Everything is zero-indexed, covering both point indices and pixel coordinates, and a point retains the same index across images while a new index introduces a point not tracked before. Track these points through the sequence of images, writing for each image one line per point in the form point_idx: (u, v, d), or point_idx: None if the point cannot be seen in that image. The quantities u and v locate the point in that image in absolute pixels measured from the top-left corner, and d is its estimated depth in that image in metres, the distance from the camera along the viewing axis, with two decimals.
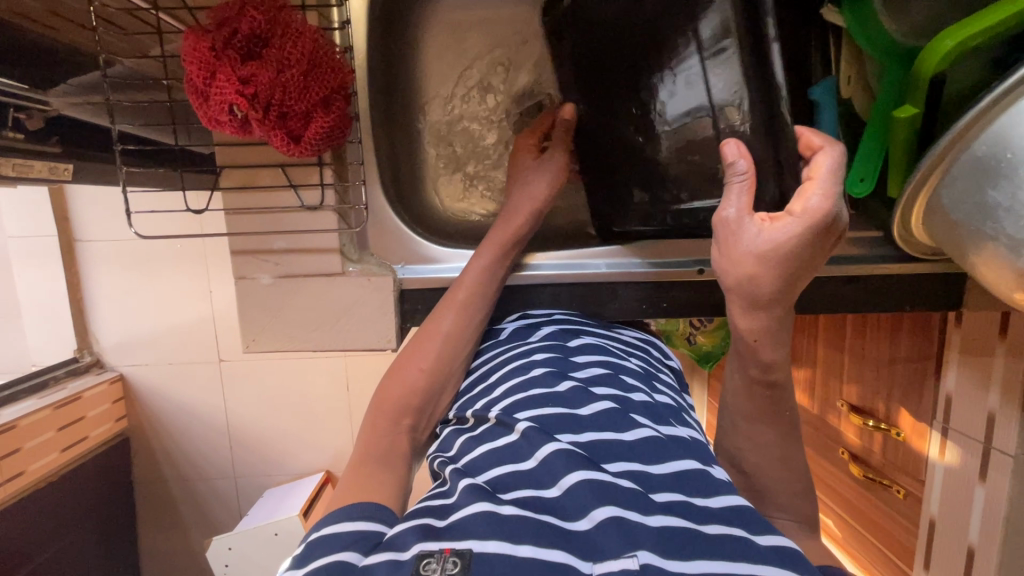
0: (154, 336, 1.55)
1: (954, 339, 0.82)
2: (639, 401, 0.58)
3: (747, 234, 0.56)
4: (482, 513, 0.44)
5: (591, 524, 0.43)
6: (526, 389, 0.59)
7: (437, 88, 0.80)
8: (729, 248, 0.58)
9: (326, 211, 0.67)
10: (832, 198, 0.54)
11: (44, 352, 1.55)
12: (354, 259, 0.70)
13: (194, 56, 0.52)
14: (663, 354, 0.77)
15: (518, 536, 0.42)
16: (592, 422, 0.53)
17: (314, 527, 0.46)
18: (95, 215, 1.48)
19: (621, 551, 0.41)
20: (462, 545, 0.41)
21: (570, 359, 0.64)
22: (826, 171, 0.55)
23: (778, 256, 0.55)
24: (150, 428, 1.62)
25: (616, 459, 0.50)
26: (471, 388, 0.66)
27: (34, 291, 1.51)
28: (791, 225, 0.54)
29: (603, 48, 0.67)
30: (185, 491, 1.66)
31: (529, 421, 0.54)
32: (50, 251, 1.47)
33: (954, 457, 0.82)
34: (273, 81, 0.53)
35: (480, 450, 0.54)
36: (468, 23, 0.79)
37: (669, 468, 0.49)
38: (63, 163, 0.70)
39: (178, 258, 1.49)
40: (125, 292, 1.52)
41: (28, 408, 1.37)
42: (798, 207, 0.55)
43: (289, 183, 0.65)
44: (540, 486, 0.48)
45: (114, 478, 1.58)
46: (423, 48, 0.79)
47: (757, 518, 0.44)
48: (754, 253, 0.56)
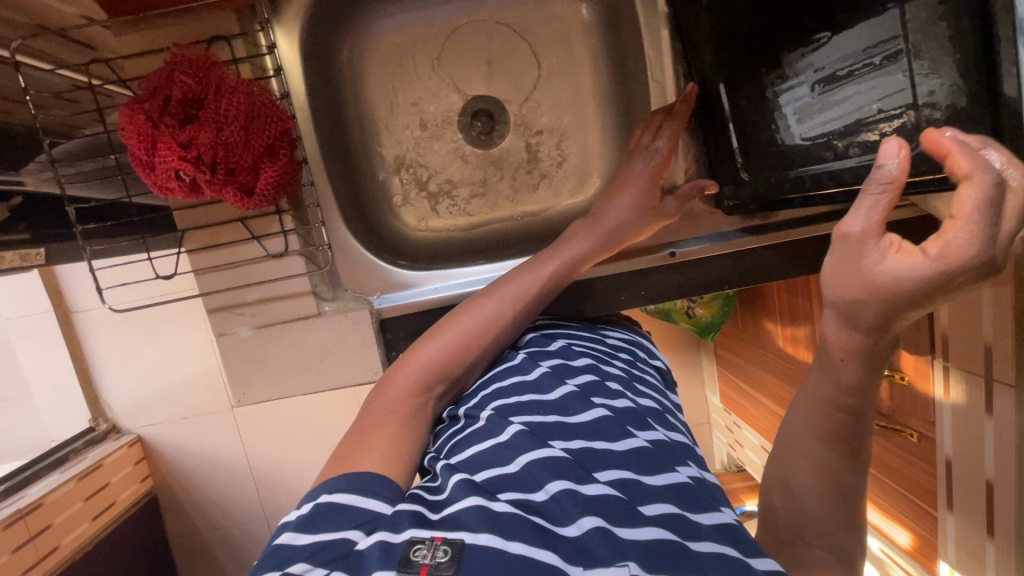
0: (162, 394, 1.57)
1: None
2: (625, 407, 0.58)
3: (861, 260, 0.46)
4: (475, 507, 0.46)
5: (580, 532, 0.44)
6: (515, 394, 0.60)
7: (387, 113, 0.80)
8: (850, 267, 0.47)
9: (292, 256, 0.68)
10: (982, 241, 0.41)
11: (60, 426, 1.57)
12: (328, 297, 0.71)
13: (132, 128, 0.52)
14: (649, 354, 0.76)
15: (509, 533, 0.43)
16: (584, 429, 0.54)
17: (330, 486, 0.48)
18: (84, 285, 1.49)
19: (611, 560, 0.42)
20: (454, 535, 0.43)
21: (569, 365, 0.64)
22: (967, 205, 0.41)
23: (897, 293, 0.45)
24: (174, 484, 1.64)
25: (608, 467, 0.50)
26: (496, 377, 0.64)
27: (39, 367, 1.53)
28: (919, 267, 0.43)
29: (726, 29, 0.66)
30: (219, 541, 1.69)
31: (521, 425, 0.55)
32: (49, 328, 1.49)
33: (959, 394, 0.82)
34: (212, 142, 0.53)
35: (469, 448, 0.54)
36: (405, 44, 0.79)
37: (660, 481, 0.49)
38: (35, 249, 0.69)
39: (168, 315, 1.50)
40: (129, 356, 1.54)
41: (53, 483, 1.40)
42: (933, 248, 0.43)
43: (251, 236, 0.66)
44: (528, 490, 0.48)
45: (148, 538, 1.60)
46: (364, 78, 0.79)
47: (743, 538, 0.46)
48: (869, 283, 0.46)
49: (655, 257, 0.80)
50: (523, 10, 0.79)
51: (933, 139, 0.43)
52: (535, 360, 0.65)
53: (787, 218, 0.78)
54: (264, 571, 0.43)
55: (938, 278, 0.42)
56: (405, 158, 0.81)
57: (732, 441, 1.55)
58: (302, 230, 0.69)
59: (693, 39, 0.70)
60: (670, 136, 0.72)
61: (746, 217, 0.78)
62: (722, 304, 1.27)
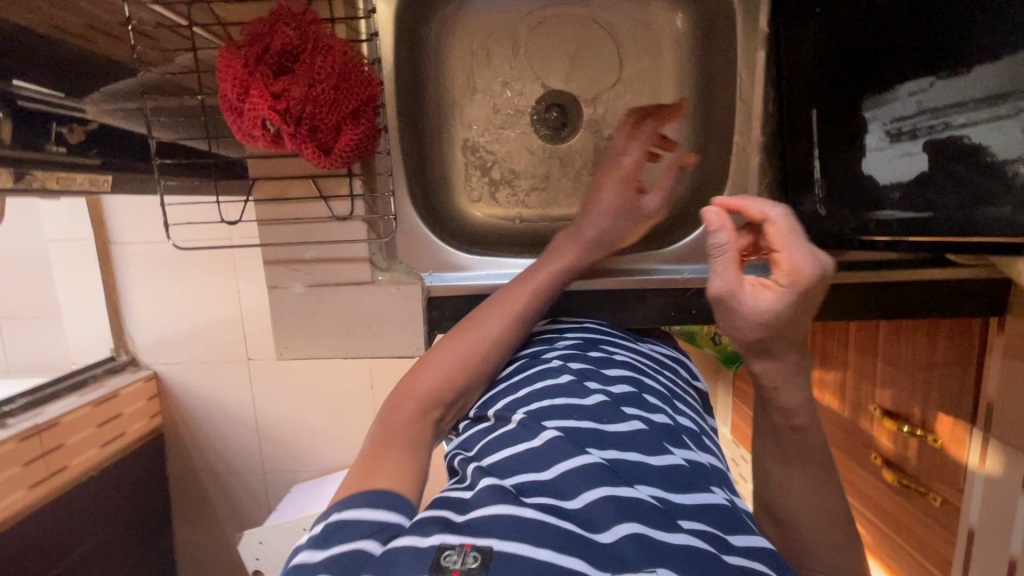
0: (184, 336, 1.59)
1: (996, 343, 0.80)
2: (662, 423, 0.58)
3: (741, 310, 0.52)
4: (506, 515, 0.45)
5: (612, 538, 0.44)
6: (550, 398, 0.60)
7: (463, 94, 0.80)
8: (741, 319, 0.52)
9: (355, 221, 0.68)
10: (815, 254, 0.50)
11: (83, 351, 1.61)
12: (383, 268, 0.72)
13: (228, 72, 0.52)
14: (691, 374, 0.75)
15: (540, 540, 0.42)
16: (622, 439, 0.54)
17: (356, 502, 0.47)
18: (126, 219, 1.52)
19: (641, 566, 0.41)
20: (483, 542, 0.42)
21: (603, 374, 0.64)
22: (787, 236, 0.52)
23: (775, 328, 0.52)
24: (182, 425, 1.67)
25: (643, 481, 0.50)
26: (530, 380, 0.64)
27: (72, 292, 1.57)
28: (783, 299, 0.51)
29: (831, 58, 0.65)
30: (216, 488, 1.72)
31: (556, 431, 0.54)
32: (89, 254, 1.53)
33: (995, 466, 0.81)
34: (306, 94, 0.54)
35: (502, 452, 0.54)
36: (492, 27, 0.79)
37: (693, 501, 0.49)
38: (103, 175, 0.71)
39: (202, 260, 1.53)
40: (159, 294, 1.57)
41: (69, 405, 1.43)
42: (784, 276, 0.51)
43: (320, 194, 0.67)
44: (560, 497, 0.48)
45: (150, 473, 1.64)
46: (447, 54, 0.79)
47: (779, 563, 0.45)
48: (759, 325, 0.52)
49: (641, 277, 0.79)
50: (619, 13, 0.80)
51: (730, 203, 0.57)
52: (572, 365, 0.65)
53: None
54: None
55: (799, 295, 0.50)
56: (471, 141, 0.81)
57: (736, 474, 1.53)
58: (369, 197, 0.69)
59: None
60: (644, 135, 0.74)
61: None
62: None
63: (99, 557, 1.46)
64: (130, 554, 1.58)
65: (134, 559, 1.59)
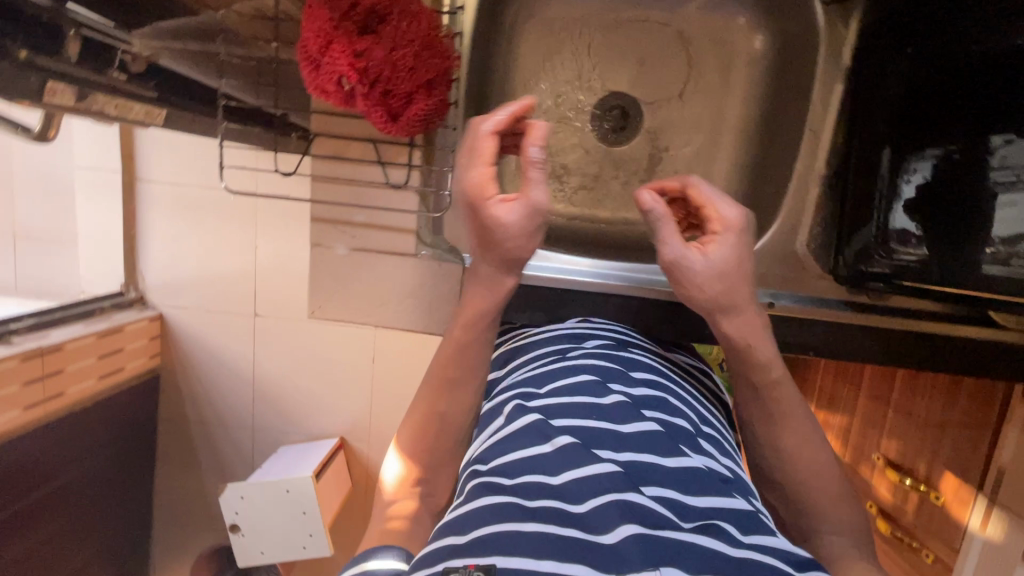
0: (196, 281, 1.59)
1: (1018, 412, 0.80)
2: (680, 426, 0.58)
3: (698, 262, 0.68)
4: (508, 532, 0.44)
5: (617, 539, 0.44)
6: (569, 396, 0.59)
7: (529, 85, 0.84)
8: (705, 270, 0.68)
9: (410, 194, 0.77)
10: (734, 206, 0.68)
11: (93, 281, 1.61)
12: (427, 241, 0.79)
13: (314, 23, 0.52)
14: (717, 386, 0.75)
15: (540, 552, 0.42)
16: (635, 440, 0.54)
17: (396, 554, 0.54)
18: (157, 156, 1.51)
19: (643, 566, 0.42)
20: (486, 560, 0.42)
21: (624, 373, 0.64)
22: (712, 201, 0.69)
23: (722, 272, 0.68)
24: (180, 369, 1.67)
25: (653, 482, 0.50)
26: (551, 379, 0.63)
27: (91, 221, 1.56)
28: (718, 244, 0.68)
29: (912, 102, 0.68)
30: (202, 436, 1.72)
31: (569, 434, 0.54)
32: (116, 186, 1.53)
33: (997, 532, 0.81)
34: (387, 56, 0.54)
35: (511, 455, 0.54)
36: (566, 27, 0.83)
37: (705, 503, 0.49)
38: (158, 108, 0.75)
39: (226, 208, 1.53)
40: (177, 236, 1.56)
41: (74, 332, 1.43)
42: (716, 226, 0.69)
43: (378, 160, 0.75)
44: (568, 500, 0.48)
45: (142, 411, 1.64)
46: (518, 45, 0.83)
47: (798, 560, 0.46)
48: (712, 270, 0.68)
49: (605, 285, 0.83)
50: (704, 34, 0.84)
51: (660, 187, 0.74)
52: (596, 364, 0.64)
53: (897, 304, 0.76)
54: None
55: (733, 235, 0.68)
56: (528, 130, 0.83)
57: None
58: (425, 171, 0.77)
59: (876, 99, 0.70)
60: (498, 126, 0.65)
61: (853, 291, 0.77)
62: None
63: (81, 486, 1.46)
64: (110, 488, 1.57)
65: (114, 494, 1.59)
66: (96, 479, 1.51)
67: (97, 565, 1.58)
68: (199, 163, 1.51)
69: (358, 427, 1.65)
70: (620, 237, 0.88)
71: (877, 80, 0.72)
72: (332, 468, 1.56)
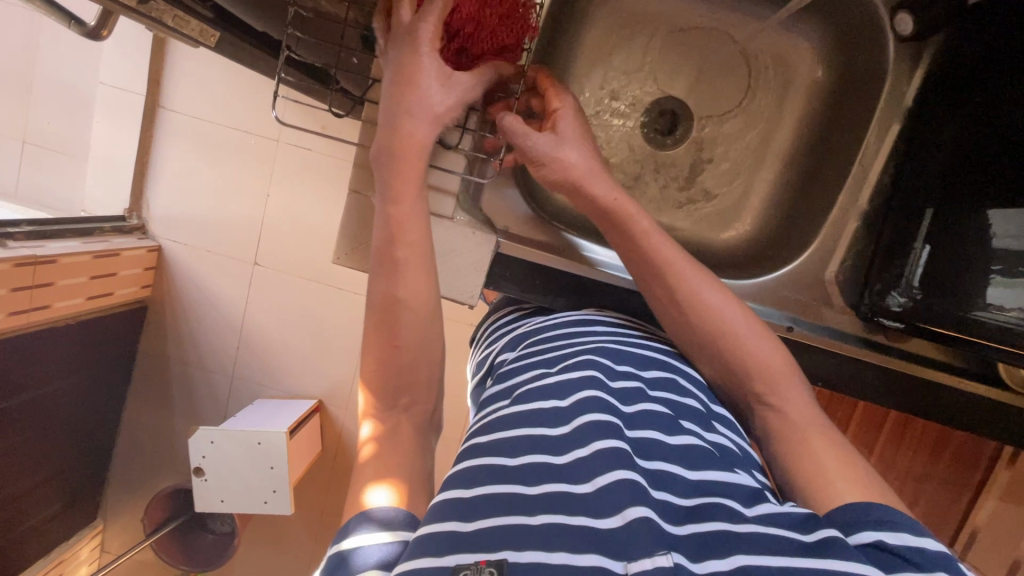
0: (203, 218, 1.56)
1: (1001, 478, 0.85)
2: (691, 407, 0.59)
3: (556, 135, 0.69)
4: (515, 525, 0.44)
5: (622, 522, 0.44)
6: (581, 371, 0.58)
7: (586, 74, 0.85)
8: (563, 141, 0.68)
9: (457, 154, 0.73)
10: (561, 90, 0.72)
11: (97, 201, 1.57)
12: (463, 209, 0.77)
13: None
14: None
15: (552, 544, 0.42)
16: (642, 420, 0.55)
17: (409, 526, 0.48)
18: (185, 86, 1.49)
19: (655, 549, 0.42)
20: (497, 555, 0.42)
21: (634, 357, 0.64)
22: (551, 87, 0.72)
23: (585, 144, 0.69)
24: (170, 304, 1.64)
25: (658, 455, 0.51)
26: (563, 356, 0.63)
27: (106, 140, 1.53)
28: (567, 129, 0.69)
29: (954, 145, 0.68)
30: (181, 375, 1.69)
31: (579, 415, 0.53)
32: (137, 110, 1.50)
33: None
34: (471, 18, 0.62)
35: (517, 430, 0.53)
36: (633, 23, 0.85)
37: (704, 477, 0.50)
38: (213, 30, 0.75)
39: (246, 150, 1.50)
40: (190, 169, 1.53)
41: (71, 248, 1.40)
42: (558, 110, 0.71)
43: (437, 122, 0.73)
44: (573, 482, 0.48)
45: (124, 340, 1.61)
46: (584, 34, 0.84)
47: (806, 520, 0.47)
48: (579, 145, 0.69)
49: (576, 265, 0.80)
50: (765, 56, 0.85)
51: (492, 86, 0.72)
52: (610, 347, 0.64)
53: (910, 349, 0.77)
54: None
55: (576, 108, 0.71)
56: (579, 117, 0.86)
57: None
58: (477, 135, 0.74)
59: (929, 145, 0.70)
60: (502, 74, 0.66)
61: (872, 328, 0.78)
62: None
63: (51, 404, 1.43)
64: (78, 412, 1.54)
65: (81, 419, 1.56)
66: (66, 400, 1.48)
67: (53, 488, 1.54)
68: (227, 101, 1.48)
69: (340, 391, 1.64)
70: None
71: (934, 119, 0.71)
72: (308, 426, 1.55)
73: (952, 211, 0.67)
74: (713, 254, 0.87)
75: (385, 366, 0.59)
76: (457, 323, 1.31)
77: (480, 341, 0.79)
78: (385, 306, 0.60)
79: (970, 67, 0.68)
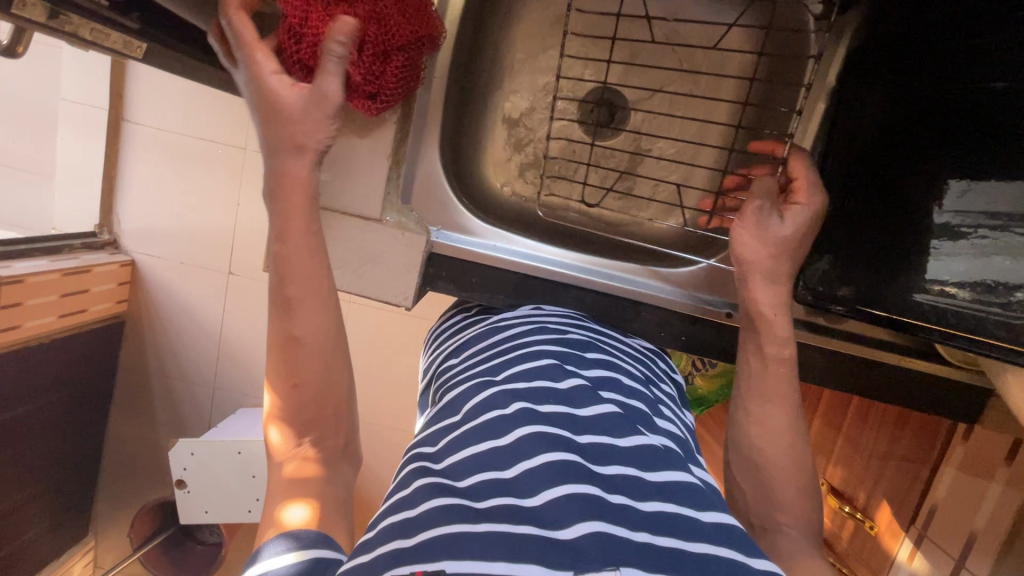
0: (173, 231, 1.55)
1: (957, 453, 0.84)
2: (637, 407, 0.58)
3: (774, 219, 0.68)
4: (455, 533, 0.42)
5: (574, 534, 0.42)
6: (527, 377, 0.58)
7: (517, 72, 0.88)
8: (769, 228, 0.68)
9: (382, 157, 0.74)
10: (818, 188, 0.70)
11: (65, 218, 1.55)
12: (395, 210, 0.78)
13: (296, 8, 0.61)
14: (668, 367, 0.76)
15: (493, 553, 0.40)
16: (593, 424, 0.53)
17: (318, 543, 0.48)
18: (146, 98, 1.47)
19: (603, 564, 0.40)
20: (435, 566, 0.40)
21: (581, 357, 0.64)
22: (804, 169, 0.71)
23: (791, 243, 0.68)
24: (146, 318, 1.63)
25: (613, 461, 0.50)
26: (507, 363, 0.62)
27: (69, 155, 1.51)
28: (802, 214, 0.68)
29: (890, 117, 0.66)
30: (162, 388, 1.69)
31: (525, 423, 0.52)
32: (98, 123, 1.48)
33: (921, 564, 0.86)
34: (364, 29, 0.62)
35: (465, 452, 0.51)
36: (560, 18, 0.86)
37: (661, 479, 0.49)
38: (139, 42, 0.74)
39: (212, 159, 1.49)
40: (157, 181, 1.52)
41: (39, 266, 1.37)
42: (801, 198, 0.70)
43: (367, 130, 0.73)
44: (521, 495, 0.46)
45: (102, 356, 1.60)
46: (509, 31, 0.87)
47: (745, 540, 0.46)
48: (785, 237, 0.68)
49: (510, 263, 0.78)
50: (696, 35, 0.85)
51: (757, 145, 0.77)
52: (550, 349, 0.63)
53: (851, 330, 0.78)
54: None
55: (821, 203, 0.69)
56: (514, 115, 0.90)
57: None
58: (399, 138, 0.76)
59: (854, 120, 0.71)
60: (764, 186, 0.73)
61: (811, 311, 0.79)
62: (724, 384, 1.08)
63: (31, 424, 1.41)
64: (59, 430, 1.52)
65: (62, 437, 1.54)
66: (47, 418, 1.46)
67: (38, 508, 1.53)
68: (187, 109, 1.47)
69: None
70: (591, 235, 0.89)
71: (865, 87, 0.70)
72: None
73: (887, 190, 0.66)
74: (656, 242, 0.89)
75: (310, 373, 0.59)
76: (424, 323, 1.31)
77: (431, 342, 0.79)
78: (321, 312, 0.61)
79: (890, 38, 0.67)
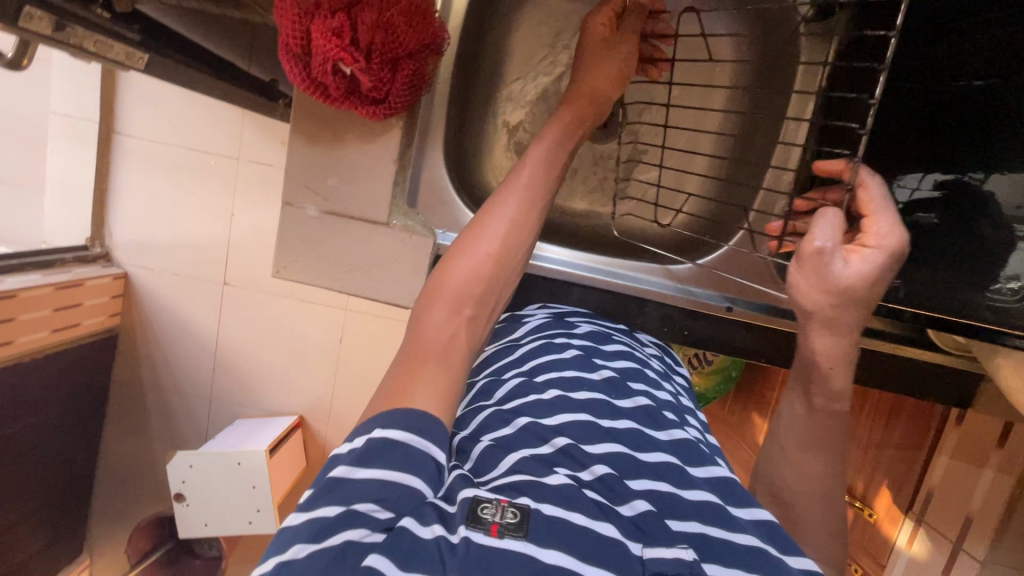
0: (169, 242, 1.54)
1: (950, 439, 0.86)
2: (666, 399, 0.60)
3: (835, 269, 0.59)
4: (526, 479, 0.45)
5: (634, 512, 0.45)
6: (557, 368, 0.59)
7: (516, 75, 0.90)
8: (826, 279, 0.60)
9: (387, 163, 0.75)
10: (897, 227, 0.60)
11: (57, 231, 1.54)
12: (399, 215, 0.79)
13: (293, 26, 0.61)
14: (675, 361, 0.77)
15: (572, 504, 0.43)
16: (631, 414, 0.55)
17: (381, 423, 0.44)
18: (140, 109, 1.47)
19: (672, 542, 0.44)
20: (520, 498, 0.43)
21: (604, 350, 0.65)
22: (880, 204, 0.61)
23: (854, 292, 0.60)
24: (142, 331, 1.62)
25: (655, 449, 0.52)
26: (533, 354, 0.63)
27: (60, 168, 1.50)
28: (872, 259, 0.59)
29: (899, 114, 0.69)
30: (158, 402, 1.67)
31: (568, 410, 0.53)
32: (91, 136, 1.47)
33: (921, 549, 0.89)
34: (369, 39, 0.62)
35: (518, 416, 0.53)
36: (558, 20, 0.88)
37: (706, 472, 0.52)
38: (140, 54, 0.75)
39: (208, 169, 1.49)
40: (151, 193, 1.51)
41: (31, 281, 1.35)
42: (873, 240, 0.60)
43: (372, 137, 0.74)
44: (573, 466, 0.48)
45: (96, 370, 1.57)
46: (510, 35, 0.89)
47: (782, 532, 0.48)
48: (845, 287, 0.60)
49: None
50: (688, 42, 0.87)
51: (824, 168, 0.65)
52: (573, 342, 0.65)
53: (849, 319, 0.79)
54: (327, 501, 0.41)
55: (893, 253, 0.59)
56: (513, 120, 0.91)
57: None
58: (404, 144, 0.78)
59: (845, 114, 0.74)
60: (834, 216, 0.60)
61: None
62: (722, 380, 1.12)
63: (26, 441, 1.38)
64: (53, 446, 1.49)
65: (56, 453, 1.52)
66: (42, 435, 1.43)
67: (31, 527, 1.50)
68: (184, 121, 1.47)
69: (320, 405, 1.64)
70: (594, 234, 0.91)
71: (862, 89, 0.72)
72: (288, 444, 1.53)
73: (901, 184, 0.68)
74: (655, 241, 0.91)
75: None
76: None
77: None
78: None
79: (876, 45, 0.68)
